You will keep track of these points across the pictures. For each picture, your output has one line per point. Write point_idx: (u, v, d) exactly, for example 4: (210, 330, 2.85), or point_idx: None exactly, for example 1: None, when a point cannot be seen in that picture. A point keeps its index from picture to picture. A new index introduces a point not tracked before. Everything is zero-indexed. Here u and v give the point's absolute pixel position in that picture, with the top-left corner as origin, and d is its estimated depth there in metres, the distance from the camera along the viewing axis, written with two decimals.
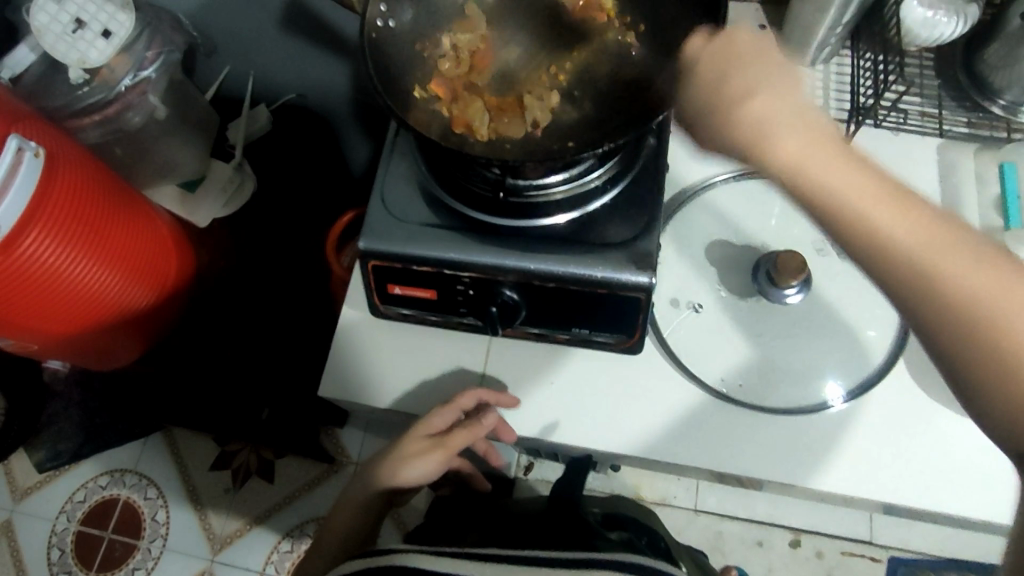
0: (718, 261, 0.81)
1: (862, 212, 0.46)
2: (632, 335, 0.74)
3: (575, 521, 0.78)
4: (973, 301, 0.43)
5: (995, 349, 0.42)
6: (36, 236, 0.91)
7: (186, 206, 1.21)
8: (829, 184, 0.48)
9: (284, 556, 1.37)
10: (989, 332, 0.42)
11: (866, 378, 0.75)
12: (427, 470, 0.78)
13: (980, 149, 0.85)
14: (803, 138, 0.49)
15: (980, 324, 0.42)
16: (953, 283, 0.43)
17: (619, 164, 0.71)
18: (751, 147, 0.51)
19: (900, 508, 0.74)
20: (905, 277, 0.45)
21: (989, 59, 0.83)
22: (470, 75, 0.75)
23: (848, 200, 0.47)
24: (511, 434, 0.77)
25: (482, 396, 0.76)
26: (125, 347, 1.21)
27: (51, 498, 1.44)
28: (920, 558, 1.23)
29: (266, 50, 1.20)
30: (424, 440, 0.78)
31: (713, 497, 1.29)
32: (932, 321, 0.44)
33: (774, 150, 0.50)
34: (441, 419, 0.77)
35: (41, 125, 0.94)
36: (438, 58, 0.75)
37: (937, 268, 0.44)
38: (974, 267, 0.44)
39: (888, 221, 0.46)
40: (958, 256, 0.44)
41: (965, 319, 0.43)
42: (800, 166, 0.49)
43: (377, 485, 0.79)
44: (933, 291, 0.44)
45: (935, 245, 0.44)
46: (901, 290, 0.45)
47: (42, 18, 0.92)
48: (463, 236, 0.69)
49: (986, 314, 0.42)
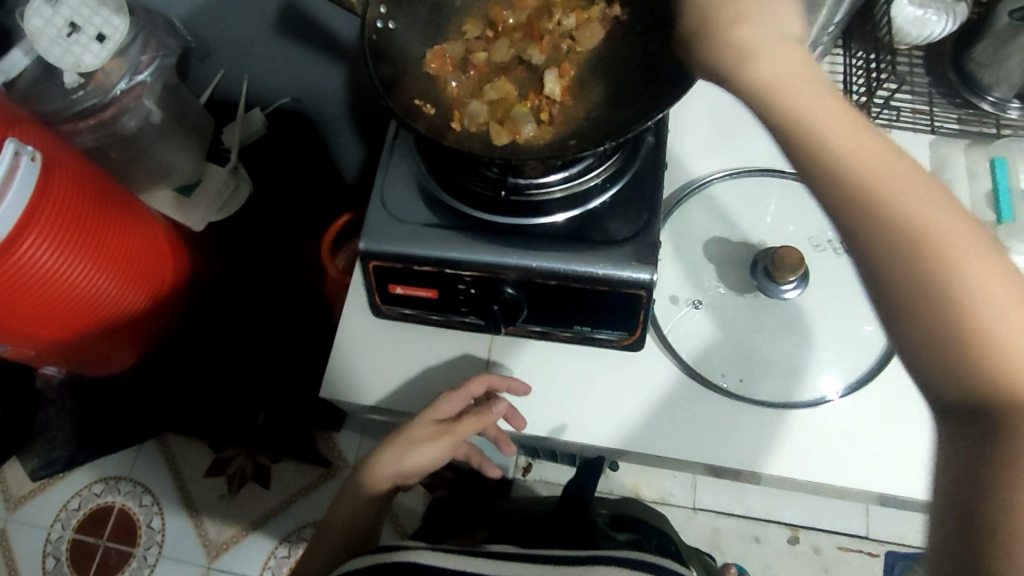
0: (716, 258, 0.82)
1: (820, 128, 0.46)
2: (633, 332, 0.74)
3: (580, 522, 0.79)
4: (899, 209, 0.42)
5: (934, 277, 0.40)
6: (33, 241, 0.91)
7: (181, 210, 1.21)
8: (790, 100, 0.47)
9: (281, 562, 1.37)
10: (896, 233, 0.42)
11: (866, 369, 0.76)
12: (433, 456, 0.77)
13: (970, 146, 0.86)
14: (773, 58, 0.49)
15: (913, 238, 0.41)
16: (892, 207, 0.42)
17: (618, 163, 0.72)
18: (731, 64, 0.50)
19: (896, 500, 0.74)
20: (847, 191, 0.44)
21: (977, 58, 0.85)
22: (471, 81, 0.74)
23: (810, 114, 0.46)
24: (522, 422, 0.77)
25: (493, 382, 0.77)
26: (121, 351, 1.20)
27: (46, 506, 1.43)
28: (915, 552, 1.24)
29: (261, 54, 1.20)
30: (433, 425, 0.77)
31: (710, 495, 1.30)
32: (868, 237, 0.43)
33: (740, 59, 0.50)
34: (451, 403, 0.76)
35: (36, 130, 0.94)
36: (446, 63, 0.74)
37: (875, 180, 0.43)
38: (900, 179, 0.43)
39: (844, 137, 0.45)
40: (904, 179, 0.43)
41: (896, 228, 0.42)
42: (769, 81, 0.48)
43: (382, 467, 0.78)
44: (873, 205, 0.43)
45: (890, 175, 0.43)
46: (844, 214, 0.44)
47: (36, 23, 0.91)
48: (463, 235, 0.70)
49: (914, 226, 0.42)
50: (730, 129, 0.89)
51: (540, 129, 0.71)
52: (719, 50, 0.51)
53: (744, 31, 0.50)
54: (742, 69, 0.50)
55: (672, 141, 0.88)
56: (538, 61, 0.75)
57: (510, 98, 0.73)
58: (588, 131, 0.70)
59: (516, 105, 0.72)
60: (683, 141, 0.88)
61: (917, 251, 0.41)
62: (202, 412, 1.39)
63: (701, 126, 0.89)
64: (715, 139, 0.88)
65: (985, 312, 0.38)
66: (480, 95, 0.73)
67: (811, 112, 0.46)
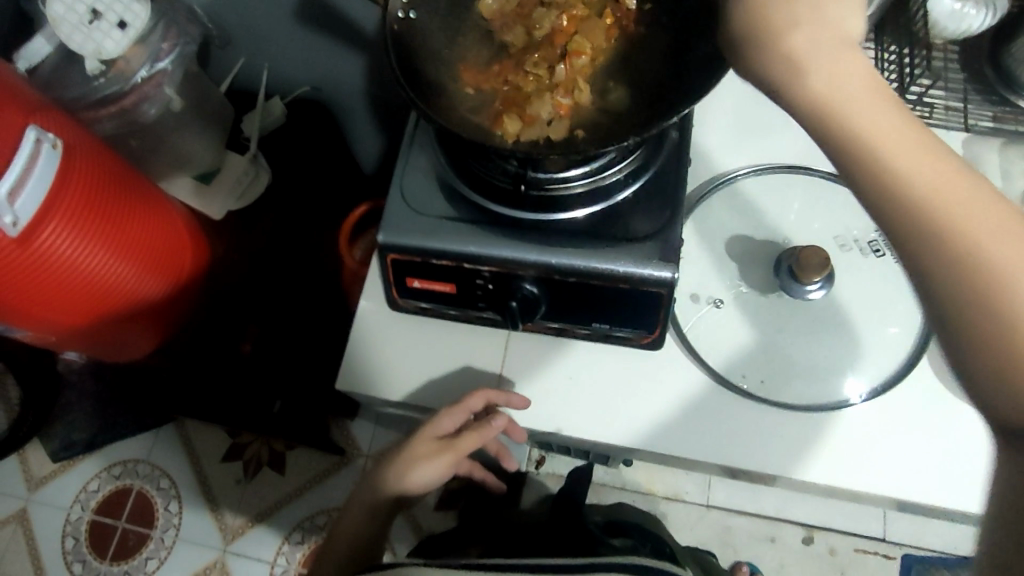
0: (738, 255, 0.80)
1: (876, 148, 0.42)
2: (653, 331, 0.73)
3: (575, 530, 0.80)
4: (955, 226, 0.39)
5: (987, 292, 0.38)
6: (54, 229, 0.91)
7: (201, 197, 1.21)
8: (845, 108, 0.44)
9: (295, 548, 1.38)
10: (964, 260, 0.39)
11: (891, 373, 0.75)
12: (433, 474, 0.79)
13: (1005, 145, 0.85)
14: (807, 29, 0.45)
15: (969, 262, 0.38)
16: (948, 217, 0.40)
17: (640, 158, 0.71)
18: (770, 40, 0.46)
19: (916, 506, 0.73)
20: (905, 216, 0.41)
21: (1016, 53, 0.81)
22: (505, 77, 0.73)
23: (861, 121, 0.43)
24: (521, 433, 0.78)
25: (492, 397, 0.75)
26: (142, 338, 1.20)
27: (66, 486, 1.45)
28: (932, 556, 1.23)
29: (279, 41, 1.19)
30: (433, 442, 0.78)
31: (725, 492, 1.28)
32: (921, 256, 0.40)
33: (783, 39, 0.46)
34: (450, 420, 0.77)
35: (60, 118, 0.94)
36: (479, 62, 0.74)
37: (935, 200, 0.40)
38: (941, 184, 0.41)
39: (897, 151, 0.42)
40: (969, 203, 0.40)
41: (952, 254, 0.39)
42: (831, 105, 0.44)
43: (387, 486, 0.80)
44: (923, 225, 0.40)
45: (937, 182, 0.41)
46: (901, 234, 0.41)
47: (57, 9, 0.91)
48: (482, 229, 0.69)
49: (974, 252, 0.38)
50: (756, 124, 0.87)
51: (576, 127, 0.69)
52: (763, 29, 0.47)
53: (780, 15, 0.46)
54: (780, 49, 0.46)
55: (697, 133, 0.86)
56: (560, 49, 0.73)
57: (543, 92, 0.71)
58: (612, 125, 0.69)
59: (535, 92, 0.71)
60: (707, 135, 0.86)
61: (971, 272, 0.38)
62: (219, 398, 1.40)
63: (726, 122, 0.87)
64: (743, 134, 0.86)
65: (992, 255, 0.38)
66: (497, 88, 0.72)
67: (854, 113, 0.43)
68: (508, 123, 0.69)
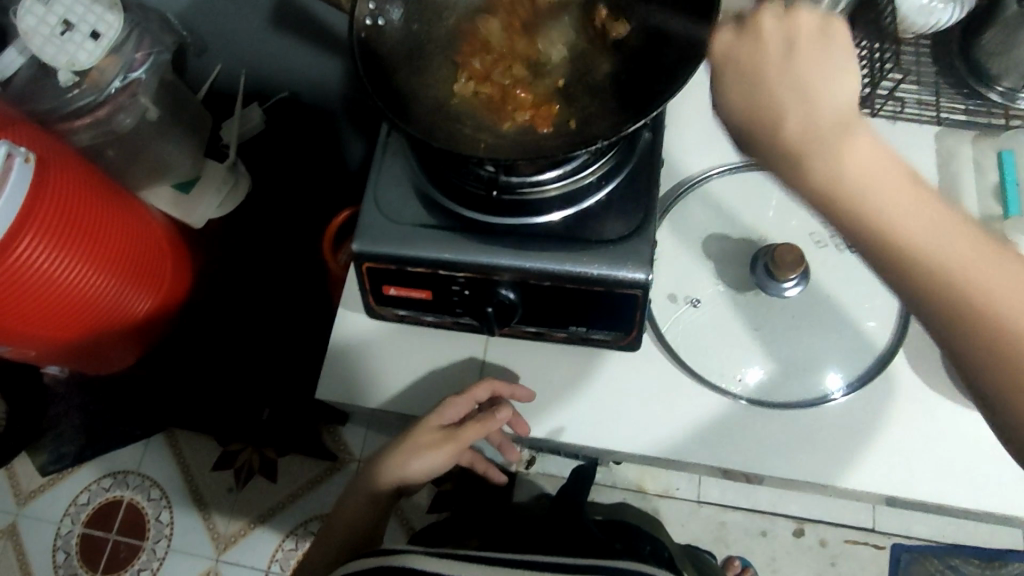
0: (715, 255, 0.80)
1: (870, 197, 0.48)
2: (630, 332, 0.73)
3: (570, 526, 0.80)
4: (925, 255, 0.46)
5: (957, 302, 0.45)
6: (30, 242, 0.91)
7: (180, 208, 1.17)
8: (822, 158, 0.49)
9: (289, 554, 1.38)
10: (939, 278, 0.46)
11: (869, 367, 0.75)
12: (435, 462, 0.78)
13: (977, 137, 0.85)
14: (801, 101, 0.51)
15: (945, 281, 0.46)
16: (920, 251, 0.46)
17: (614, 159, 0.71)
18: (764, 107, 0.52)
19: (902, 500, 0.74)
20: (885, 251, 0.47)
21: (985, 45, 0.82)
22: (477, 83, 0.73)
23: (850, 168, 0.48)
24: (525, 427, 0.76)
25: (497, 389, 0.76)
26: (123, 348, 1.20)
27: (55, 500, 1.44)
28: (922, 545, 1.23)
29: (256, 48, 1.19)
30: (437, 431, 0.77)
31: (715, 488, 1.29)
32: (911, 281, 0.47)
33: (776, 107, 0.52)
34: (455, 410, 0.76)
35: (32, 131, 0.93)
36: (450, 68, 0.73)
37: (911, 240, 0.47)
38: (920, 215, 0.47)
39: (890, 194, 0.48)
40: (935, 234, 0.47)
41: (930, 274, 0.46)
42: (801, 142, 0.50)
43: (385, 478, 0.80)
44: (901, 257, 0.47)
45: (911, 218, 0.47)
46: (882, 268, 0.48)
47: (28, 21, 0.90)
48: (457, 234, 0.69)
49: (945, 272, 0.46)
50: (728, 122, 0.87)
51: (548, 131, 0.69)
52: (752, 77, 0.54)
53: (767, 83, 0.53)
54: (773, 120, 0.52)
55: (671, 132, 0.87)
56: (528, 59, 0.74)
57: (516, 97, 0.71)
58: (584, 126, 0.69)
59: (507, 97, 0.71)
60: (683, 135, 0.86)
61: (951, 295, 0.46)
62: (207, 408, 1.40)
63: (698, 121, 0.87)
64: (716, 133, 0.86)
65: (982, 293, 0.45)
66: (466, 99, 0.72)
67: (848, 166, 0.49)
68: (484, 126, 0.70)
